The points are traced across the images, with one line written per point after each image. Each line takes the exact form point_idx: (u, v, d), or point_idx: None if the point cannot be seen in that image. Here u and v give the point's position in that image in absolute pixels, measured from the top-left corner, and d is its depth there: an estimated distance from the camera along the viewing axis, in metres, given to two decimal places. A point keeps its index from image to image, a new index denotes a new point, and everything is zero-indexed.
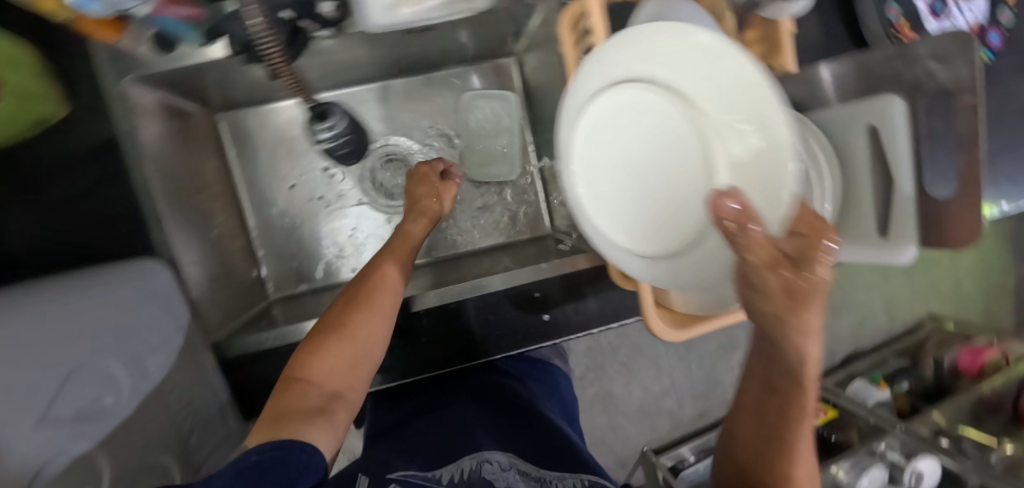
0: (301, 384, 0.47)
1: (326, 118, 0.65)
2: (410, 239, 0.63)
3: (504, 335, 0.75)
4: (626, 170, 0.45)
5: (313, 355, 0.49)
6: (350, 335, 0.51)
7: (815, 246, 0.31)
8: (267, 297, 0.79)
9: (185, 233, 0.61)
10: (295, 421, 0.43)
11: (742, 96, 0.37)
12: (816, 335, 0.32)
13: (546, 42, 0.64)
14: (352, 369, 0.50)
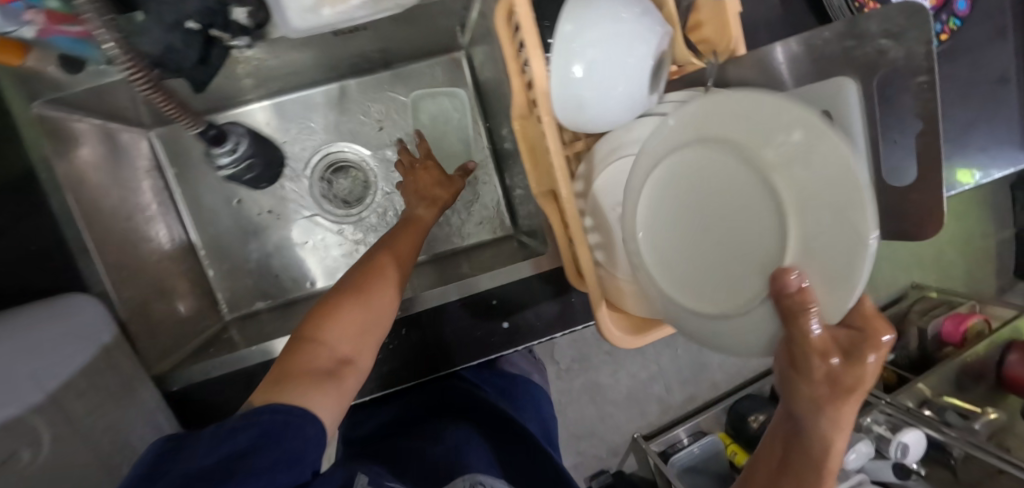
0: (312, 345, 0.46)
1: (223, 141, 0.53)
2: (419, 223, 0.64)
3: (464, 351, 0.62)
4: (695, 223, 0.40)
5: (327, 317, 0.48)
6: (366, 302, 0.50)
7: (870, 344, 0.30)
8: (221, 319, 0.73)
9: (114, 259, 0.56)
10: (304, 382, 0.42)
11: (829, 178, 0.29)
12: (846, 433, 0.32)
13: (486, 35, 0.59)
14: (363, 336, 0.49)
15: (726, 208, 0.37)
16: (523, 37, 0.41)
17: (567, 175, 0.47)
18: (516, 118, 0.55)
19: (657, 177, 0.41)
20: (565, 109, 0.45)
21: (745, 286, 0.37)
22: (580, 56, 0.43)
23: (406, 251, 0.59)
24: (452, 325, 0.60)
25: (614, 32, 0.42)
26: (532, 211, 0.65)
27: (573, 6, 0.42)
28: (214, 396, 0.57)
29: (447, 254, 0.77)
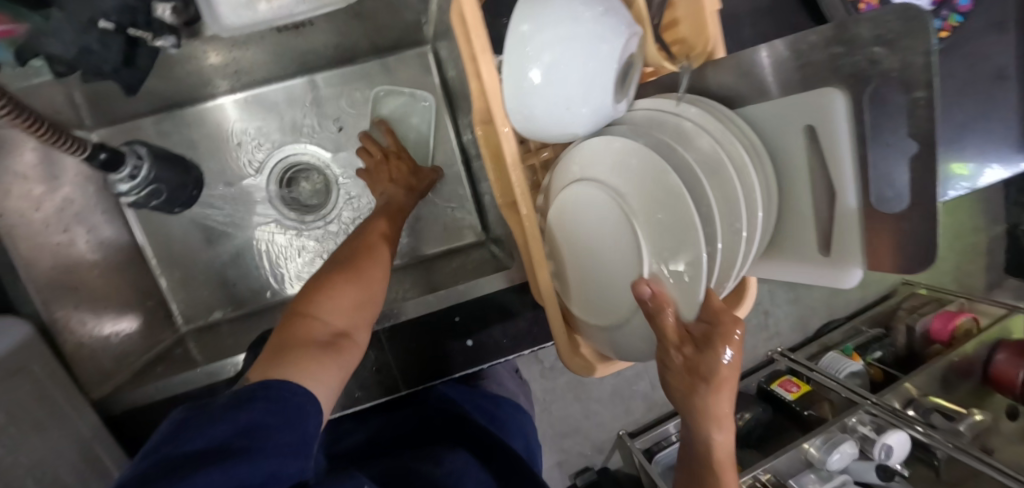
0: (307, 320, 0.42)
1: (119, 167, 0.53)
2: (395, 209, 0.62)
3: (428, 372, 0.58)
4: (587, 247, 0.44)
5: (319, 293, 0.45)
6: (359, 278, 0.48)
7: (723, 337, 0.34)
8: (176, 331, 0.69)
9: (47, 277, 0.52)
10: (303, 353, 0.38)
11: (676, 211, 0.37)
12: (725, 421, 0.37)
13: (447, 31, 0.55)
14: (357, 311, 0.46)
15: (608, 239, 0.42)
16: (471, 40, 0.37)
17: (523, 190, 0.43)
18: (478, 123, 0.50)
19: (563, 214, 0.45)
20: (522, 119, 0.41)
21: (619, 299, 0.42)
22: (537, 61, 0.38)
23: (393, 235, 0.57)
24: (414, 343, 0.57)
25: (574, 34, 0.38)
26: (500, 220, 0.61)
27: (529, 4, 0.38)
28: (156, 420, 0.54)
29: (415, 262, 0.73)
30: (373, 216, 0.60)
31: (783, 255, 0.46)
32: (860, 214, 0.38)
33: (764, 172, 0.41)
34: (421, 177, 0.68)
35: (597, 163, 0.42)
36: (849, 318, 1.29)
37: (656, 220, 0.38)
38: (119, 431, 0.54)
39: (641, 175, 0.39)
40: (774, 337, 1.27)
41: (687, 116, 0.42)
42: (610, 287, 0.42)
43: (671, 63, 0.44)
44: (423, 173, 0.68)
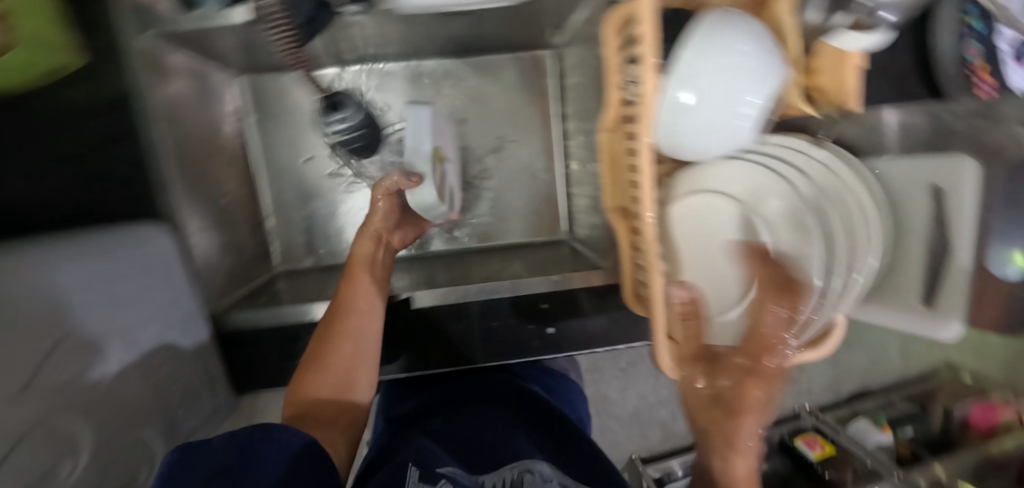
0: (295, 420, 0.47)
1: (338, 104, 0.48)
2: (355, 261, 0.58)
3: (505, 348, 0.62)
4: (698, 249, 0.48)
5: (296, 391, 0.49)
6: (324, 366, 0.51)
7: (771, 299, 0.34)
8: (271, 268, 0.74)
9: (194, 199, 0.57)
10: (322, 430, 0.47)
11: (794, 225, 0.44)
12: (746, 450, 0.34)
13: (587, 41, 0.58)
14: (344, 382, 0.51)
15: (726, 243, 0.47)
16: (640, 55, 0.42)
17: (649, 196, 0.47)
18: (601, 130, 0.55)
19: (684, 219, 0.48)
20: (665, 133, 0.46)
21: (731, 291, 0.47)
22: (692, 83, 0.43)
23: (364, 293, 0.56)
24: (495, 321, 0.60)
25: (731, 63, 0.42)
26: (595, 221, 0.65)
27: (692, 32, 0.42)
28: (262, 341, 0.60)
29: (492, 247, 0.77)
30: (344, 272, 0.59)
31: (876, 300, 0.47)
32: (969, 272, 0.40)
33: (882, 220, 0.44)
34: (375, 217, 0.60)
35: (713, 178, 0.48)
36: (884, 389, 1.26)
37: (777, 227, 0.45)
38: (228, 347, 0.59)
39: (760, 189, 0.46)
40: (807, 392, 1.26)
41: (812, 155, 0.45)
42: (718, 292, 0.48)
43: (812, 105, 0.45)
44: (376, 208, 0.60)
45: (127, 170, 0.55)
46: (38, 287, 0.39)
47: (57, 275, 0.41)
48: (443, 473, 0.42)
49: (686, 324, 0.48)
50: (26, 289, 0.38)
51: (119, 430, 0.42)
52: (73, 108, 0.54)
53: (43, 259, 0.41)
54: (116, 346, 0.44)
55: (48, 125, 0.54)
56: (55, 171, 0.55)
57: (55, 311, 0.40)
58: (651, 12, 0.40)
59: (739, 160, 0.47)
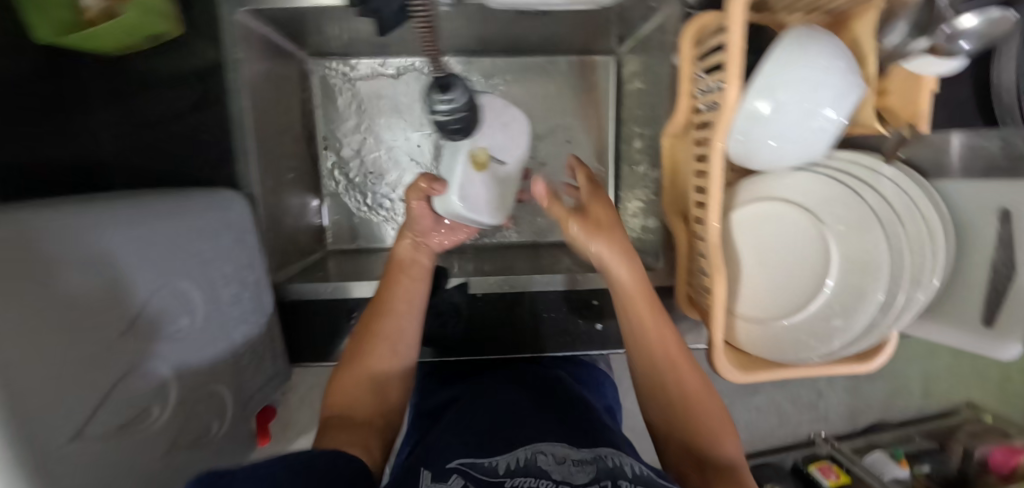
0: (333, 418, 0.51)
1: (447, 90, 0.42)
2: (397, 262, 0.58)
3: (554, 342, 0.63)
4: (759, 253, 0.51)
5: (334, 391, 0.53)
6: (357, 365, 0.54)
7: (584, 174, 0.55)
8: (322, 247, 0.76)
9: (266, 171, 0.59)
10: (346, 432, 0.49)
11: (857, 238, 0.46)
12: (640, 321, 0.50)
13: (657, 50, 0.60)
14: (376, 385, 0.54)
15: (789, 250, 0.49)
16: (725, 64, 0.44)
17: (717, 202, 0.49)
18: (665, 136, 0.58)
19: (747, 224, 0.51)
20: (739, 141, 0.48)
21: (791, 294, 0.49)
22: (772, 94, 0.45)
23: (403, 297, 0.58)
24: (548, 311, 0.63)
25: (813, 76, 0.43)
26: (648, 224, 0.66)
27: (776, 45, 0.44)
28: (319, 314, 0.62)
29: (541, 244, 0.77)
30: (386, 268, 0.60)
31: (937, 318, 0.49)
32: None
33: (949, 239, 0.44)
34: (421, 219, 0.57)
35: (780, 187, 0.50)
36: (903, 423, 1.23)
37: (841, 238, 0.47)
38: (288, 317, 0.62)
39: (827, 200, 0.48)
40: (821, 419, 1.22)
41: (879, 171, 0.46)
42: (775, 296, 0.50)
43: (881, 125, 0.47)
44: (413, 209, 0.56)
45: (206, 137, 0.57)
46: (92, 264, 0.35)
47: (106, 241, 0.36)
48: (454, 468, 0.41)
49: (742, 328, 0.51)
50: (78, 274, 0.33)
51: (199, 382, 0.43)
52: (159, 74, 0.56)
53: (102, 229, 0.36)
54: (189, 284, 0.44)
55: (135, 84, 0.56)
56: (136, 133, 0.56)
57: (112, 287, 0.36)
58: (741, 25, 0.42)
59: (808, 170, 0.49)
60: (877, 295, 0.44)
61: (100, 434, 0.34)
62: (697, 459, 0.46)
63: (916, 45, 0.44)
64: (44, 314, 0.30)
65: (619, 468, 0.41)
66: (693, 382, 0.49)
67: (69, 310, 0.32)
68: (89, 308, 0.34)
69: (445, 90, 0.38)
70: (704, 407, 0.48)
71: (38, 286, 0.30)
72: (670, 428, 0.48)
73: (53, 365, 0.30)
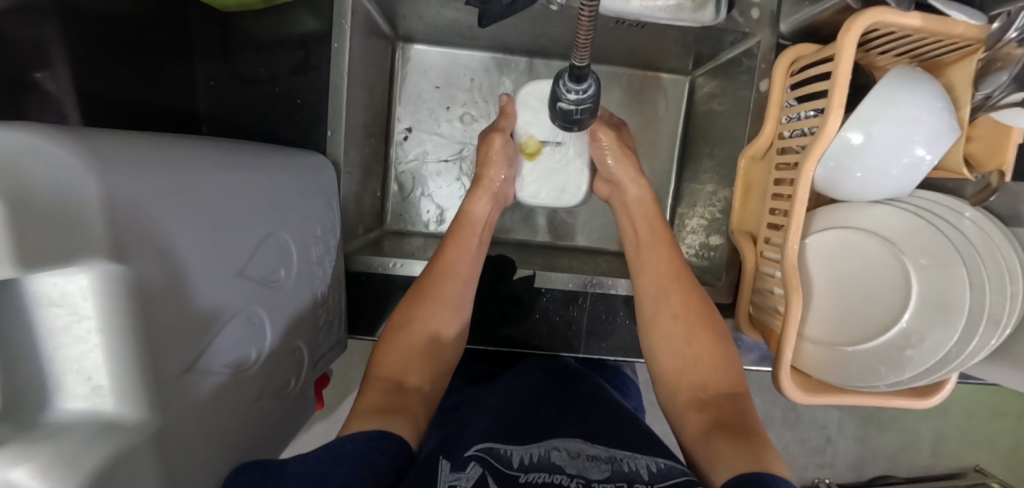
0: (379, 382, 0.49)
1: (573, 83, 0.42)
2: (468, 219, 0.62)
3: (607, 343, 0.65)
4: (837, 280, 0.52)
5: (383, 355, 0.52)
6: (408, 330, 0.54)
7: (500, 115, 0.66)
8: (381, 226, 0.76)
9: (350, 143, 0.60)
10: (379, 399, 0.47)
11: (938, 276, 0.48)
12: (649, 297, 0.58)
13: (741, 75, 0.62)
14: (424, 355, 0.54)
15: (867, 279, 0.51)
16: (828, 92, 0.46)
17: (802, 222, 0.50)
18: (742, 157, 0.59)
19: (828, 248, 0.53)
20: (830, 167, 0.49)
21: (866, 324, 0.51)
22: (868, 126, 0.46)
23: (466, 262, 0.60)
24: (610, 316, 0.64)
25: (913, 114, 0.45)
26: (710, 241, 0.69)
27: (877, 84, 0.47)
28: (383, 286, 0.64)
29: (596, 250, 0.78)
30: (452, 228, 0.62)
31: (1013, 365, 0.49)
32: None
33: None
34: (494, 166, 0.63)
35: (864, 219, 0.52)
36: (908, 479, 1.12)
37: (920, 274, 0.49)
38: (352, 286, 0.63)
39: (911, 235, 0.50)
40: (827, 466, 1.12)
41: (964, 213, 0.49)
42: (846, 324, 0.52)
43: (967, 171, 0.49)
44: (495, 153, 0.63)
45: (299, 103, 0.59)
46: (150, 243, 0.28)
47: (170, 229, 0.30)
48: (473, 457, 0.41)
49: (812, 350, 0.52)
50: (139, 260, 0.27)
51: (286, 331, 0.45)
52: (264, 37, 0.58)
53: (219, 178, 0.37)
54: (288, 236, 0.45)
55: (240, 42, 0.58)
56: (239, 88, 0.59)
57: (171, 279, 0.30)
58: (851, 57, 0.45)
59: (894, 205, 0.51)
60: (955, 337, 0.46)
61: (208, 370, 0.34)
62: (700, 398, 0.51)
63: (1011, 98, 0.46)
64: (143, 278, 0.28)
65: (634, 473, 0.40)
66: (696, 321, 0.55)
67: (144, 299, 0.28)
68: (158, 286, 0.29)
69: (578, 82, 0.41)
70: (705, 346, 0.54)
71: (128, 247, 0.26)
72: (672, 364, 0.54)
73: (150, 327, 0.28)
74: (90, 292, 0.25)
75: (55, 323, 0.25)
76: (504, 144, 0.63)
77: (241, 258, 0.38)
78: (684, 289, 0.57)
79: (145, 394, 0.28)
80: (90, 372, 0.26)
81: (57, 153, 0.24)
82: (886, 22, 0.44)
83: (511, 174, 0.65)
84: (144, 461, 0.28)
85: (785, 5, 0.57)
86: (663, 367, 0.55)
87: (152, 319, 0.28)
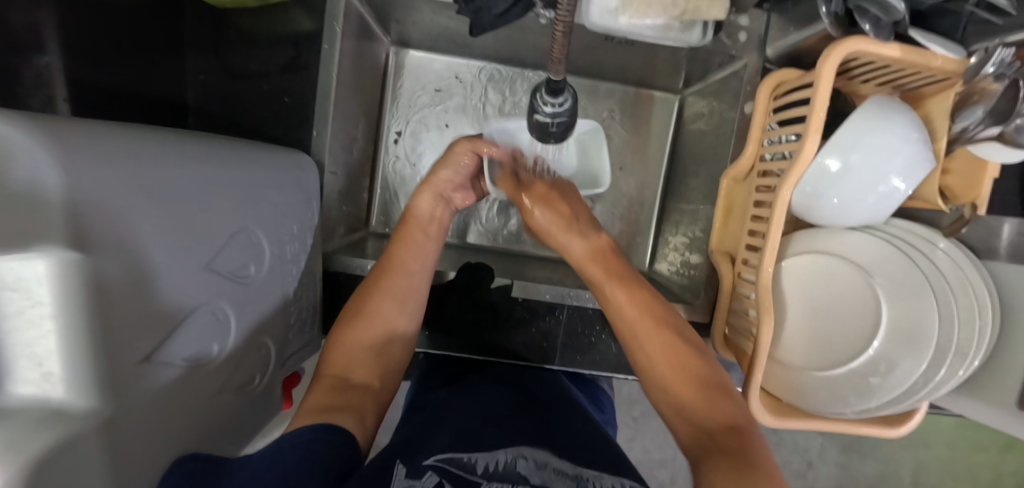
0: (326, 379, 0.50)
1: (555, 97, 0.41)
2: (415, 217, 0.61)
3: (582, 355, 0.65)
4: (809, 306, 0.53)
5: (333, 348, 0.53)
6: (354, 325, 0.54)
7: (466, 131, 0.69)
8: (366, 227, 0.77)
9: (335, 143, 0.61)
10: (322, 399, 0.47)
11: (912, 305, 0.48)
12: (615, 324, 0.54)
13: (728, 95, 0.62)
14: (370, 355, 0.53)
15: (843, 305, 0.52)
16: (807, 119, 0.46)
17: (777, 245, 0.50)
18: (724, 177, 0.60)
19: (805, 271, 0.53)
20: (807, 192, 0.49)
21: (839, 350, 0.51)
22: (844, 154, 0.47)
23: (414, 257, 0.58)
24: (586, 329, 0.64)
25: (888, 144, 0.46)
26: (690, 259, 0.69)
27: (856, 111, 0.47)
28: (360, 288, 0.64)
29: None
30: (401, 226, 0.61)
31: (981, 396, 0.50)
32: None
33: (995, 321, 0.47)
34: (447, 169, 0.62)
35: (837, 244, 0.52)
36: None
37: (892, 303, 0.49)
38: (330, 287, 0.63)
39: (885, 264, 0.50)
40: None
41: (938, 244, 0.49)
42: (817, 349, 0.52)
43: (942, 202, 0.50)
44: (452, 159, 0.63)
45: (287, 101, 0.59)
46: (109, 234, 0.28)
47: (129, 222, 0.30)
48: (431, 466, 0.40)
49: (781, 374, 0.53)
50: (100, 255, 0.27)
51: (253, 326, 0.45)
52: (257, 35, 0.59)
53: (194, 173, 0.37)
54: (262, 234, 0.46)
55: (233, 39, 0.59)
56: (230, 83, 0.60)
57: (128, 278, 0.30)
58: (831, 85, 0.45)
59: (865, 231, 0.52)
60: (919, 367, 0.46)
61: (163, 365, 0.34)
62: (696, 430, 0.44)
63: (990, 131, 0.45)
64: (97, 275, 0.27)
65: None
66: (674, 347, 0.49)
67: (98, 300, 0.28)
68: (111, 289, 0.29)
69: (555, 95, 0.41)
70: (688, 370, 0.48)
71: (80, 242, 0.26)
72: (666, 398, 0.48)
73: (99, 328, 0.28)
74: (45, 281, 0.25)
75: (9, 306, 0.25)
76: (466, 151, 0.62)
77: (209, 251, 0.38)
78: (649, 316, 0.51)
79: (91, 381, 0.28)
80: (42, 358, 0.26)
81: (22, 142, 0.25)
82: (866, 51, 0.45)
83: (461, 180, 0.64)
84: (90, 447, 0.28)
85: (772, 30, 0.57)
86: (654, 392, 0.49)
87: (104, 320, 0.28)
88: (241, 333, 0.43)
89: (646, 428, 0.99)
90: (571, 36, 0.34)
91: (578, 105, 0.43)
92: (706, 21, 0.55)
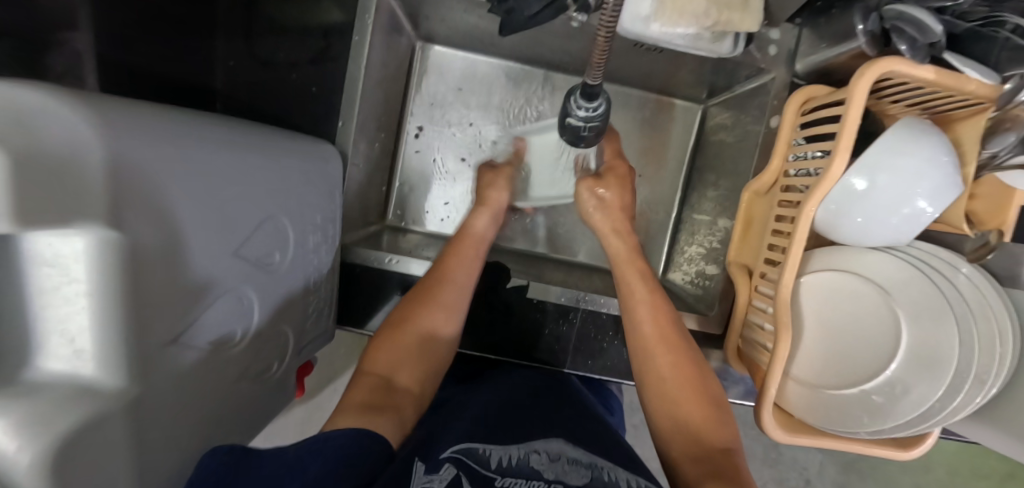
0: (368, 378, 0.50)
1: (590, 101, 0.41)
2: (473, 235, 0.62)
3: (593, 360, 0.65)
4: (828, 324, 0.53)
5: (378, 347, 0.53)
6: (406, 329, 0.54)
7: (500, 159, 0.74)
8: (382, 221, 0.77)
9: (359, 135, 0.61)
10: (366, 399, 0.46)
11: (933, 328, 0.48)
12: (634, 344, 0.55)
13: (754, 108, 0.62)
14: (414, 360, 0.53)
15: (864, 325, 0.52)
16: (837, 136, 0.46)
17: (798, 262, 0.50)
18: (746, 190, 0.60)
19: (826, 289, 0.53)
20: (831, 209, 0.49)
21: (856, 370, 0.51)
22: (872, 173, 0.47)
23: (468, 271, 0.59)
24: (598, 334, 0.64)
25: (917, 166, 0.46)
26: (706, 270, 0.69)
27: (886, 131, 0.47)
28: (375, 281, 0.64)
29: (592, 266, 0.78)
30: (454, 240, 0.62)
31: (998, 426, 0.49)
32: None
33: (1016, 348, 0.46)
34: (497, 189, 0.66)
35: (859, 263, 0.52)
36: None
37: (911, 326, 0.49)
38: (345, 278, 0.63)
39: (907, 286, 0.50)
40: None
41: (960, 268, 0.49)
42: (832, 367, 0.52)
43: (967, 227, 0.50)
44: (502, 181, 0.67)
45: (314, 91, 0.59)
46: (148, 219, 0.28)
47: (166, 205, 0.30)
48: (448, 458, 0.41)
49: (794, 390, 0.53)
50: (139, 234, 0.27)
51: (273, 312, 0.45)
52: (287, 22, 0.59)
53: (224, 157, 0.37)
54: (286, 222, 0.46)
55: (263, 26, 0.59)
56: (261, 70, 0.59)
57: (162, 260, 0.30)
58: (863, 103, 0.45)
59: (886, 254, 0.52)
60: (937, 392, 0.46)
61: (187, 350, 0.34)
62: (693, 454, 0.46)
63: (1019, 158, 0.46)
64: (134, 255, 0.27)
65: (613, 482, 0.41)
66: (686, 377, 0.52)
67: (133, 281, 0.27)
68: (145, 270, 0.28)
69: (590, 100, 0.41)
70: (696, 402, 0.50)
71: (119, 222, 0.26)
72: (666, 420, 0.50)
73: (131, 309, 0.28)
74: (83, 256, 0.25)
75: (46, 283, 0.25)
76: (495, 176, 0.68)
77: (239, 237, 0.38)
78: (673, 348, 0.53)
79: (120, 359, 0.27)
80: (74, 334, 0.25)
81: (67, 117, 0.24)
82: (900, 71, 0.44)
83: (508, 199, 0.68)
84: (115, 427, 0.28)
85: (802, 46, 0.57)
86: (657, 414, 0.51)
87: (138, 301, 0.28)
88: (261, 320, 0.43)
89: (645, 435, 0.99)
90: (613, 41, 0.34)
91: (611, 109, 0.43)
92: (738, 33, 0.55)
